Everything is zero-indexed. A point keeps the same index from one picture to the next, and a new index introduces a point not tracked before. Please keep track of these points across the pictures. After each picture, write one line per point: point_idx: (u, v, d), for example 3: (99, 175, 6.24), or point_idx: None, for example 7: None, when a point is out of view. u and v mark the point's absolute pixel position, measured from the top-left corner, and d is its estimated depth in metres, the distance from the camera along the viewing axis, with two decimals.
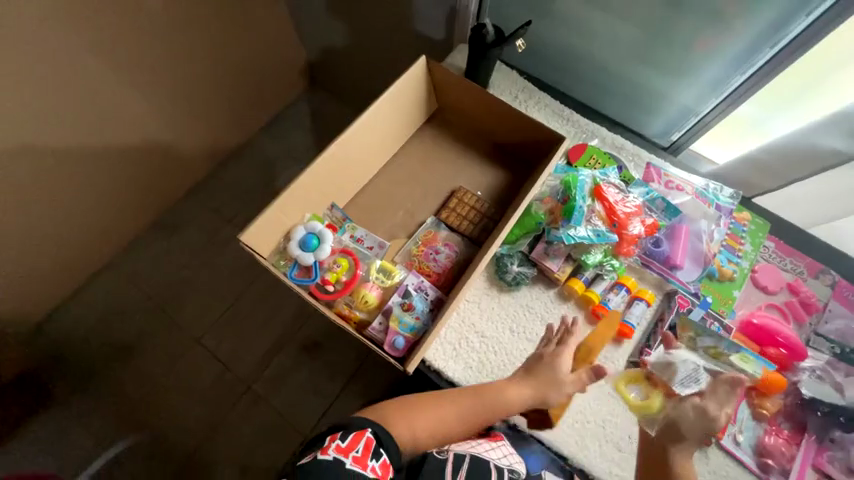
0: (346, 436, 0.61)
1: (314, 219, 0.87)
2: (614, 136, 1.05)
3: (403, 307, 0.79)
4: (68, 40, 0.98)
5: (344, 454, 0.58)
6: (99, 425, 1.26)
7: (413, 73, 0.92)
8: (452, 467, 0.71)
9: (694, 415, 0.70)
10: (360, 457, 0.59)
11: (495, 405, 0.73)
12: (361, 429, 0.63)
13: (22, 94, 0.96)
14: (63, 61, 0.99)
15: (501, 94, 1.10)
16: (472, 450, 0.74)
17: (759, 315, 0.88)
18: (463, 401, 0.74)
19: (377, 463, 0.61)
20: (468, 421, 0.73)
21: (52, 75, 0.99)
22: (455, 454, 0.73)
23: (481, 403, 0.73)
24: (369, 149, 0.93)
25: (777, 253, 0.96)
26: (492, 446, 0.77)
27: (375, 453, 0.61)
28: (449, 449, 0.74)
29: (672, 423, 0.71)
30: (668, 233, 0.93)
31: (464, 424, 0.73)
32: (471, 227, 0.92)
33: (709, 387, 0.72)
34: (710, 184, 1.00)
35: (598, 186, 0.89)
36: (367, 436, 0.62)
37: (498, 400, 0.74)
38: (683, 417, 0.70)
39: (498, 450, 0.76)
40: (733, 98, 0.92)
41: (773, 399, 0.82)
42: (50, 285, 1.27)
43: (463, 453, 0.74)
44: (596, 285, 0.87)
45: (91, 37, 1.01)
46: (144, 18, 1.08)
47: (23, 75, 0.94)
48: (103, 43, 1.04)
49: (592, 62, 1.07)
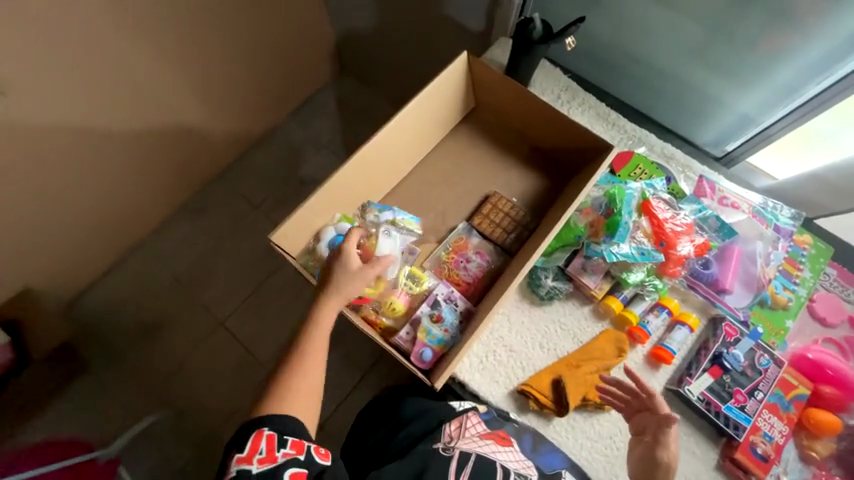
0: (245, 443, 0.58)
1: (343, 219, 0.84)
2: (663, 143, 0.98)
3: (432, 319, 0.77)
4: (114, 25, 0.98)
5: (247, 462, 0.56)
6: (128, 397, 1.31)
7: (453, 70, 0.88)
8: (455, 468, 0.66)
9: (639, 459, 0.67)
10: (265, 457, 0.56)
11: (319, 330, 0.67)
12: (259, 429, 0.58)
13: (69, 76, 0.98)
14: (109, 46, 1.00)
15: (543, 93, 1.03)
16: (478, 449, 0.68)
17: (816, 351, 0.81)
18: (297, 351, 0.66)
19: (287, 450, 0.57)
20: (314, 359, 0.65)
21: (98, 62, 1.00)
22: (460, 452, 0.68)
23: (306, 338, 0.66)
24: (402, 149, 0.90)
25: (839, 281, 0.89)
26: (501, 448, 0.70)
27: (282, 442, 0.57)
28: (455, 446, 0.69)
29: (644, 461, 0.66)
30: (718, 254, 0.87)
31: (313, 367, 0.65)
32: (505, 235, 0.88)
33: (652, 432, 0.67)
34: (769, 202, 0.92)
35: (646, 202, 0.84)
36: (267, 433, 0.58)
37: (318, 325, 0.67)
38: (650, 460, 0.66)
39: (508, 452, 0.70)
40: (805, 108, 0.83)
41: (824, 442, 0.76)
42: (88, 262, 1.32)
43: (469, 452, 0.68)
44: (635, 305, 0.82)
45: (136, 22, 1.01)
46: (186, 8, 1.08)
47: (71, 59, 0.96)
48: (146, 32, 1.05)
49: (644, 62, 0.99)
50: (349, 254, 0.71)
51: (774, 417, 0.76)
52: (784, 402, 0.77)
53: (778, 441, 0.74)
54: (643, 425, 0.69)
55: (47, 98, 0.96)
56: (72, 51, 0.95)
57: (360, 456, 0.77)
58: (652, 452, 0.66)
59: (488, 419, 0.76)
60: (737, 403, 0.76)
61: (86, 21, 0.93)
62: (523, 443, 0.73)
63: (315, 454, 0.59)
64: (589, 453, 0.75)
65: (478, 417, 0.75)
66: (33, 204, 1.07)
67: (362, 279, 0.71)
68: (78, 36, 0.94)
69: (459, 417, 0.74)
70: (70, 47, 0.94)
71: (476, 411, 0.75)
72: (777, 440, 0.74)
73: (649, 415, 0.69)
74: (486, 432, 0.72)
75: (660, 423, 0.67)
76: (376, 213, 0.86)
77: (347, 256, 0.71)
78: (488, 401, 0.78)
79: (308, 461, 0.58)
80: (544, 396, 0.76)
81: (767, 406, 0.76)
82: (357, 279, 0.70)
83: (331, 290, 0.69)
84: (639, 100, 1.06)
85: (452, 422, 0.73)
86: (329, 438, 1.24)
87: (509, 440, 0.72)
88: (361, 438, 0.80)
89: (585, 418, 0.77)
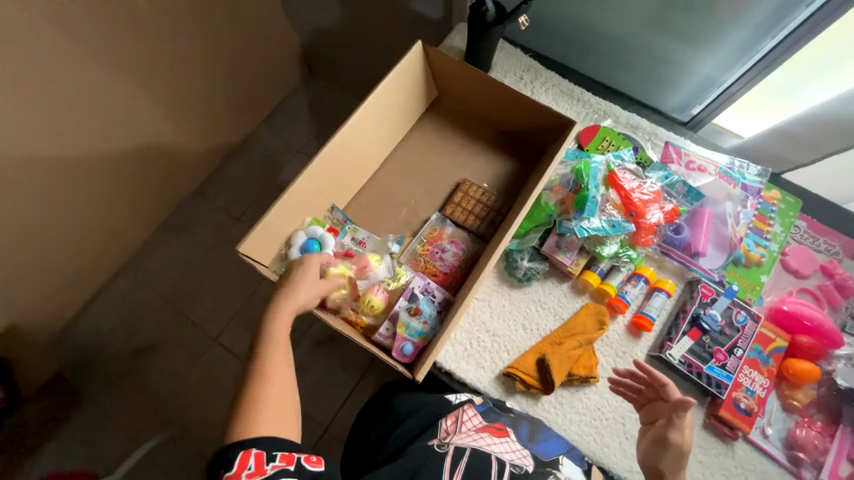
0: (231, 463, 0.55)
1: (314, 223, 0.84)
2: (628, 114, 0.98)
3: (410, 312, 0.77)
4: (66, 49, 0.94)
5: (236, 478, 0.54)
6: (129, 424, 1.30)
7: (409, 60, 0.86)
8: (450, 462, 0.63)
9: (650, 445, 0.66)
10: (255, 471, 0.54)
11: (280, 333, 0.66)
12: (247, 447, 0.56)
13: (26, 107, 0.93)
14: (64, 70, 0.96)
15: (506, 76, 1.03)
16: (474, 443, 0.66)
17: (791, 302, 0.82)
18: (259, 358, 0.64)
19: (276, 465, 0.55)
20: (283, 361, 0.65)
21: (53, 89, 0.96)
22: (455, 447, 0.65)
23: (269, 339, 0.66)
24: (367, 146, 0.89)
25: (810, 233, 0.90)
26: (496, 440, 0.67)
27: (271, 455, 0.56)
28: (451, 441, 0.66)
29: (657, 441, 0.66)
30: (689, 219, 0.88)
31: (283, 369, 0.64)
32: (478, 222, 0.88)
33: (662, 412, 0.68)
34: (735, 163, 0.94)
35: (612, 174, 0.85)
36: (256, 450, 0.56)
37: (277, 327, 0.67)
38: (661, 437, 0.66)
39: (505, 444, 0.67)
40: (764, 64, 0.83)
41: (805, 390, 0.78)
42: (71, 293, 1.29)
43: (464, 447, 0.65)
44: (612, 278, 0.83)
45: (87, 43, 0.97)
46: (140, 24, 1.05)
47: (25, 89, 0.92)
48: (101, 52, 1.01)
49: (602, 35, 0.97)
50: (310, 260, 0.74)
51: (754, 371, 0.77)
52: (764, 356, 0.78)
53: (760, 394, 0.76)
54: (656, 413, 0.69)
55: (6, 132, 0.92)
56: (26, 81, 0.91)
57: (356, 460, 0.75)
58: (664, 434, 0.66)
59: (484, 410, 0.73)
60: (718, 362, 0.77)
61: (35, 48, 0.90)
62: (521, 432, 0.71)
63: (306, 463, 0.57)
64: (579, 428, 0.76)
65: (474, 409, 0.72)
66: (8, 243, 1.03)
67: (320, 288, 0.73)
68: (27, 64, 0.90)
69: (455, 411, 0.72)
70: (23, 77, 0.90)
71: (472, 403, 0.73)
72: (759, 394, 0.76)
73: (661, 403, 0.69)
74: (482, 425, 0.69)
75: (672, 409, 0.67)
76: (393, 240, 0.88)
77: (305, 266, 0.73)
78: (475, 386, 0.78)
79: (299, 471, 0.56)
80: (530, 376, 0.76)
81: (747, 362, 0.78)
82: (316, 284, 0.72)
83: (287, 292, 0.69)
84: (601, 72, 1.06)
85: (448, 417, 0.71)
86: (335, 439, 1.24)
87: (506, 432, 0.70)
88: (357, 441, 0.79)
89: (572, 393, 0.78)
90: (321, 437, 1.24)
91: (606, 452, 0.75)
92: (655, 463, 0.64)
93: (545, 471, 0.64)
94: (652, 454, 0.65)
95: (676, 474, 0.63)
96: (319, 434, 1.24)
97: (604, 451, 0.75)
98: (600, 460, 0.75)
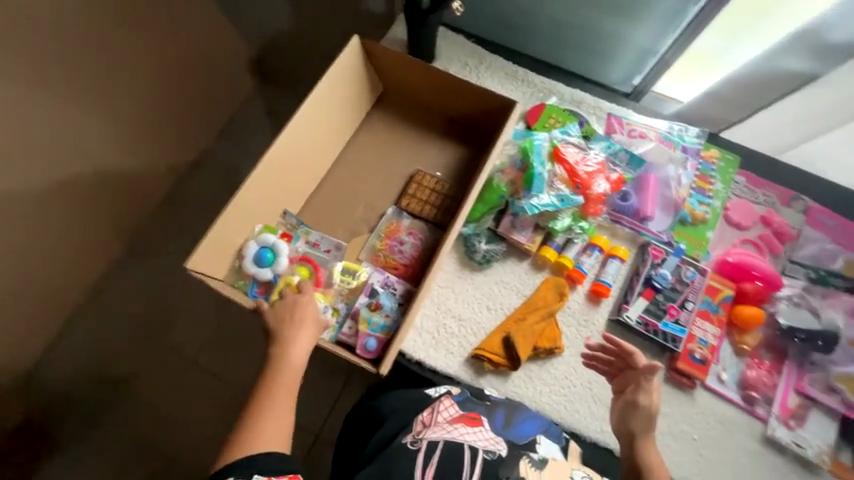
0: None
1: (266, 230, 0.82)
2: (572, 90, 1.00)
3: (371, 308, 0.78)
4: None
5: None
6: (112, 461, 1.25)
7: (348, 55, 0.85)
8: (422, 460, 0.64)
9: (625, 411, 0.70)
10: None
11: (286, 374, 0.67)
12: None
13: None
14: None
15: (450, 64, 1.03)
16: (446, 435, 0.67)
17: (735, 254, 0.87)
18: (263, 394, 0.65)
19: None
20: (285, 401, 0.65)
21: None
22: (428, 442, 0.66)
23: (275, 377, 0.66)
24: (315, 148, 0.88)
25: (748, 187, 0.95)
26: (470, 430, 0.68)
27: None
28: (423, 437, 0.67)
29: (629, 406, 0.70)
30: (635, 185, 0.91)
31: (283, 408, 0.64)
32: (434, 211, 0.89)
33: (631, 379, 0.71)
34: (674, 126, 0.98)
35: (556, 149, 0.87)
36: None
37: (282, 369, 0.67)
38: (635, 406, 0.69)
39: (477, 432, 0.68)
40: (692, 28, 0.85)
41: (753, 334, 0.83)
42: (30, 336, 1.22)
43: (436, 440, 0.66)
44: (568, 250, 0.85)
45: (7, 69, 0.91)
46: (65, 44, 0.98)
47: None
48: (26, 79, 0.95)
49: (538, 14, 0.99)
50: (309, 299, 0.74)
51: (706, 322, 0.82)
52: (713, 307, 0.83)
53: (713, 343, 0.81)
54: (626, 381, 0.72)
55: None
56: None
57: (340, 464, 0.76)
58: (634, 399, 0.69)
59: (462, 400, 0.73)
60: (672, 318, 0.81)
61: None
62: (494, 420, 0.71)
63: None
64: (548, 398, 0.79)
65: (451, 400, 0.73)
66: None
67: (318, 326, 0.72)
68: None
69: (431, 404, 0.72)
70: None
71: (449, 394, 0.73)
72: (712, 343, 0.81)
73: (630, 371, 0.71)
74: (457, 415, 0.70)
75: (640, 374, 0.70)
76: (360, 251, 0.87)
77: (306, 305, 0.73)
78: (444, 372, 0.79)
79: None
80: (496, 355, 0.78)
81: (698, 314, 0.82)
82: (314, 324, 0.72)
83: (288, 335, 0.70)
84: (544, 51, 1.07)
85: (424, 410, 0.72)
86: (326, 444, 1.23)
87: (480, 421, 0.70)
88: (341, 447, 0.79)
89: (540, 366, 0.80)
90: (313, 445, 1.23)
91: (575, 415, 0.78)
92: (627, 426, 0.69)
93: (517, 453, 0.67)
94: (626, 417, 0.69)
95: (646, 434, 0.68)
96: (310, 442, 1.23)
97: (573, 415, 0.78)
98: (569, 425, 0.78)
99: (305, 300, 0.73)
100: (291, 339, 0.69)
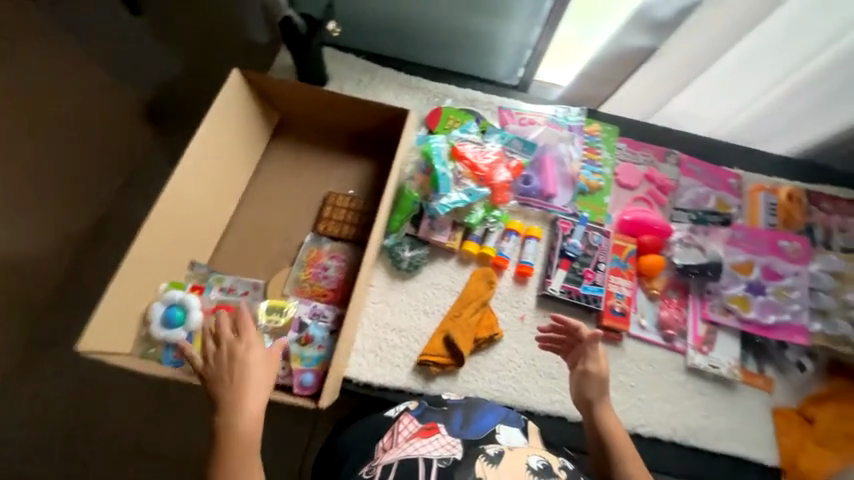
0: None
1: (171, 287, 0.78)
2: (464, 91, 1.07)
3: (301, 343, 0.76)
4: None
5: None
6: None
7: (232, 90, 0.83)
8: None
9: (578, 383, 0.70)
10: None
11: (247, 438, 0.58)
12: None
13: None
14: None
15: (344, 82, 1.05)
16: (402, 454, 0.64)
17: (630, 212, 0.97)
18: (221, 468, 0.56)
19: None
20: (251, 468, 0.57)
21: None
22: (383, 467, 0.63)
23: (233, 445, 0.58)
24: (214, 189, 0.83)
25: (629, 151, 1.07)
26: (425, 441, 0.65)
27: None
28: (379, 463, 0.64)
29: (582, 378, 0.70)
30: (534, 168, 0.98)
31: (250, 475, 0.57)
32: (353, 229, 0.88)
33: (581, 352, 0.71)
34: (558, 110, 1.07)
35: (454, 148, 0.91)
36: None
37: (240, 432, 0.58)
38: (584, 376, 0.70)
39: (433, 442, 0.65)
40: (551, 18, 0.96)
41: (659, 278, 0.93)
42: None
43: (391, 462, 0.63)
44: (488, 240, 0.89)
45: None
46: None
47: None
48: None
49: (415, 27, 1.04)
50: (256, 344, 0.64)
51: (619, 278, 0.90)
52: (622, 263, 0.91)
53: (627, 295, 0.89)
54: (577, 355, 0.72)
55: None
56: None
57: None
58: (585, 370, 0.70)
59: (420, 413, 0.72)
60: (589, 281, 0.88)
61: None
62: (451, 424, 0.69)
63: None
64: (498, 384, 0.81)
65: (409, 416, 0.71)
66: None
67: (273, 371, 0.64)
68: None
69: (390, 427, 0.71)
70: None
71: (407, 411, 0.72)
72: (627, 295, 0.89)
73: (579, 345, 0.72)
74: (414, 430, 0.68)
75: (587, 344, 0.70)
76: (285, 285, 0.83)
77: (252, 353, 0.63)
78: (394, 386, 0.79)
79: None
80: (440, 356, 0.79)
81: (611, 272, 0.90)
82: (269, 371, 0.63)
83: (239, 392, 0.60)
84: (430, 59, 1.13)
85: (384, 435, 0.70)
86: None
87: (436, 428, 0.68)
88: None
89: (484, 356, 0.83)
90: None
91: (526, 393, 0.82)
92: (582, 397, 0.69)
93: (474, 449, 0.64)
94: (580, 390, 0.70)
95: (602, 400, 0.68)
96: None
97: (525, 394, 0.82)
98: (523, 404, 0.81)
99: (251, 347, 0.63)
100: (244, 396, 0.60)
